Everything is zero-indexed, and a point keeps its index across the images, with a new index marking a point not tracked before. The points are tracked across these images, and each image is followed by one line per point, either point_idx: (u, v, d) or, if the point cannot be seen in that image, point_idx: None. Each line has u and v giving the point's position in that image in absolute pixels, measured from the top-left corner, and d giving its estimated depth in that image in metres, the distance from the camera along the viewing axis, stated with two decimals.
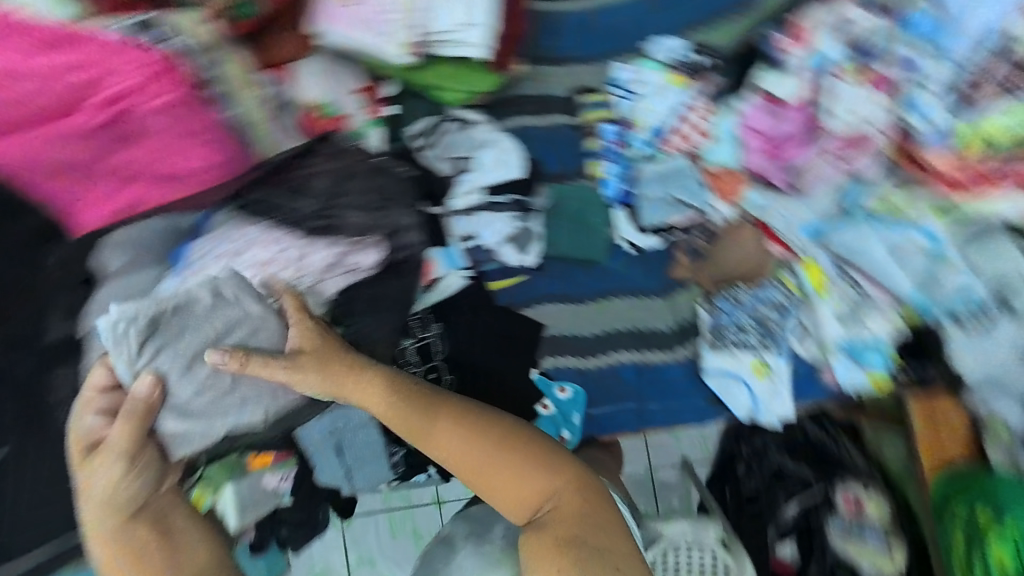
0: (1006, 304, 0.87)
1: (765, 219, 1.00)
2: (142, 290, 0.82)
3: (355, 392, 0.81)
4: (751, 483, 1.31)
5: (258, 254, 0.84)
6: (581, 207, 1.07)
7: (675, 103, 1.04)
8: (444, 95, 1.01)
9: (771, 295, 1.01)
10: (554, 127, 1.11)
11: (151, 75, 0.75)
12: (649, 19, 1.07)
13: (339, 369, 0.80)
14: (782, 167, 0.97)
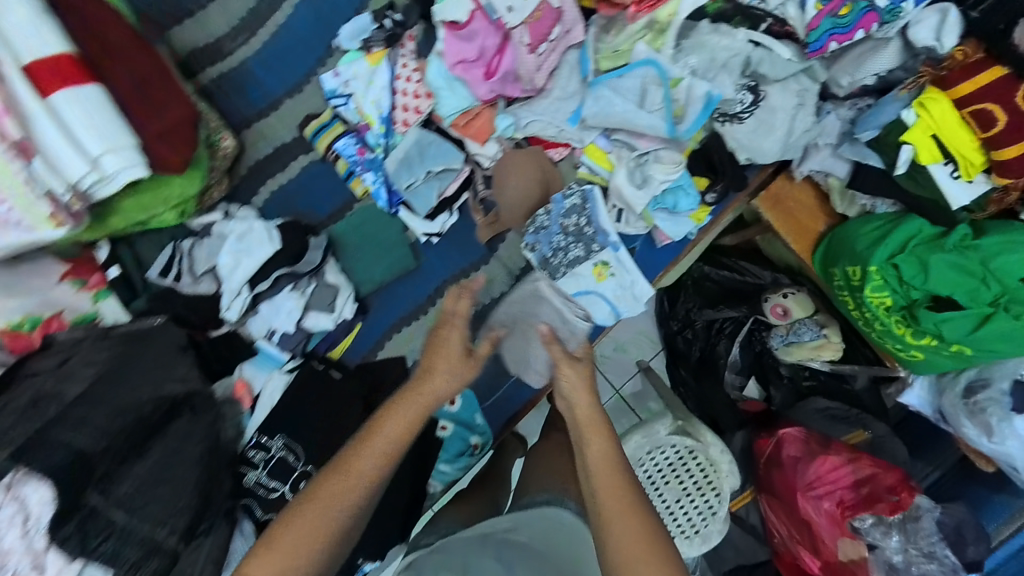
0: (753, 77, 0.88)
1: (529, 133, 0.98)
2: None
3: (385, 446, 0.69)
4: (697, 347, 1.38)
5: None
6: (366, 231, 1.03)
7: (384, 82, 0.98)
8: (157, 221, 0.89)
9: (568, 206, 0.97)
10: (302, 171, 1.06)
11: None
12: (332, 17, 1.06)
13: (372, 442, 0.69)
14: (507, 80, 0.93)
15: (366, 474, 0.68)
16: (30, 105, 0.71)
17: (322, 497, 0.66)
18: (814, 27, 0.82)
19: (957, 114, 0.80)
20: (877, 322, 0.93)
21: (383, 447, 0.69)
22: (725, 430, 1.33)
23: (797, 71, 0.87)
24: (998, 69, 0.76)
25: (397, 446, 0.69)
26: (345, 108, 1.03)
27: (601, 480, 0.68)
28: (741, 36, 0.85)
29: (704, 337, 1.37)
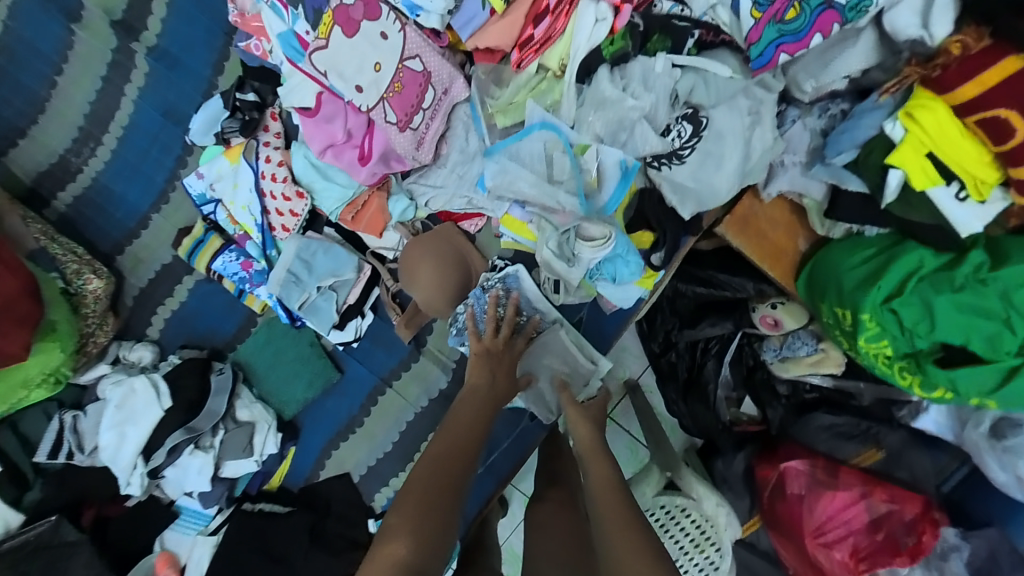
0: (688, 106, 0.68)
1: (435, 208, 0.81)
2: None
3: (449, 468, 0.62)
4: (682, 367, 1.04)
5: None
6: (269, 359, 0.88)
7: (250, 185, 0.83)
8: (30, 398, 0.79)
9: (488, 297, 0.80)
10: (185, 297, 0.91)
11: None
12: (182, 103, 0.87)
13: (420, 472, 0.61)
14: (387, 159, 0.76)
15: (433, 501, 0.58)
16: None
17: (401, 520, 0.56)
18: (754, 38, 0.62)
19: (956, 124, 0.60)
20: (880, 369, 0.76)
21: (447, 474, 0.61)
22: (722, 454, 1.05)
23: (741, 89, 0.66)
24: (1014, 59, 0.55)
25: (456, 474, 0.61)
26: (219, 215, 0.88)
27: (614, 510, 0.62)
28: (661, 64, 0.66)
29: (687, 357, 1.04)
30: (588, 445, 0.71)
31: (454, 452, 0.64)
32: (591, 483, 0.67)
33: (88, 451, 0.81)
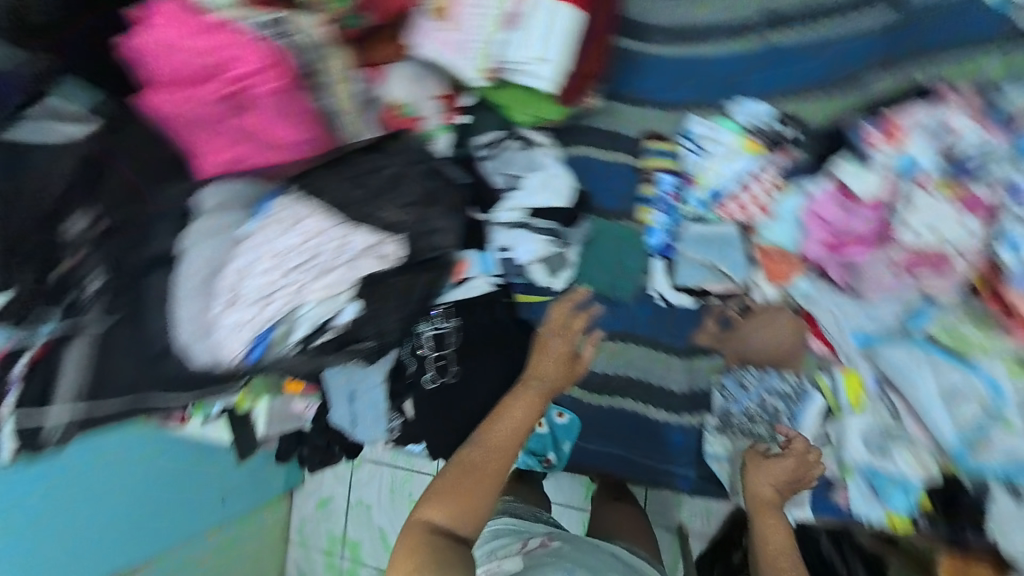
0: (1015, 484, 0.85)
1: (808, 310, 0.98)
2: (208, 233, 0.78)
3: (502, 445, 0.92)
4: None
5: (275, 238, 0.78)
6: (613, 247, 1.13)
7: (735, 170, 1.04)
8: (514, 116, 1.11)
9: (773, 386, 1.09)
10: (615, 163, 1.15)
11: (262, 67, 0.76)
12: (750, 77, 1.03)
13: (478, 449, 0.92)
14: (837, 261, 0.92)
15: (481, 481, 0.89)
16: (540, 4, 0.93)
17: (451, 489, 0.88)
18: None
19: None
20: None
21: (496, 454, 0.91)
22: None
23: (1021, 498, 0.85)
24: None
25: (504, 449, 0.92)
26: (692, 156, 1.09)
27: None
28: None
29: None
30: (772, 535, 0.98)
31: (504, 426, 0.94)
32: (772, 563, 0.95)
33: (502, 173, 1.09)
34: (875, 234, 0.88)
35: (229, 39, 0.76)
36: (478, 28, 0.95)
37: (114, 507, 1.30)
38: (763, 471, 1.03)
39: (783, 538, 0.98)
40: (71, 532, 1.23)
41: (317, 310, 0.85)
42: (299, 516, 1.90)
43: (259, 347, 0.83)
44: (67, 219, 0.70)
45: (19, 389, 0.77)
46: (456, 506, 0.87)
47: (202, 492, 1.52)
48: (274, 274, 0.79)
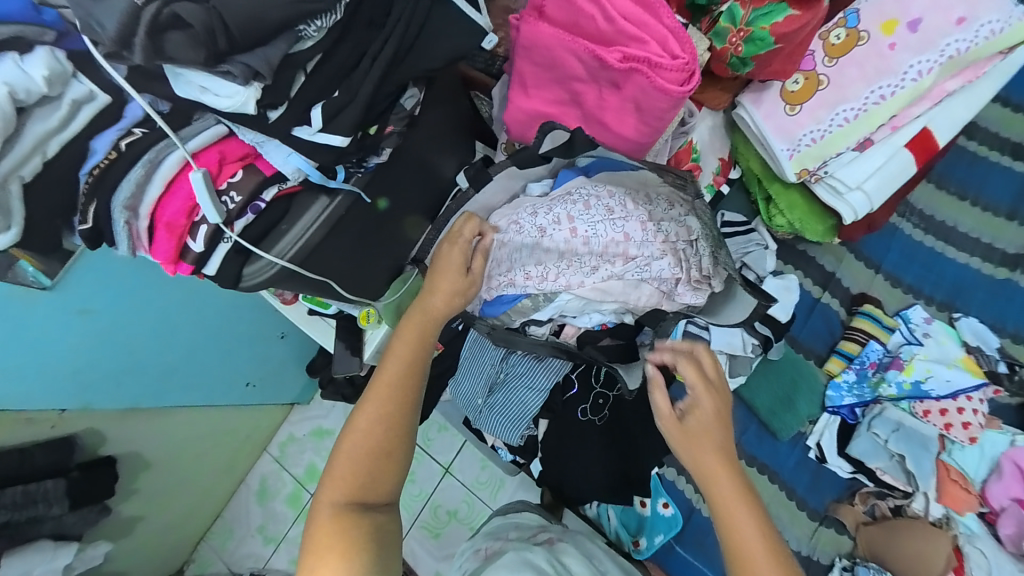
0: None
1: (963, 548, 0.94)
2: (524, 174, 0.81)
3: (397, 373, 0.75)
4: None
5: (594, 219, 0.76)
6: (796, 381, 1.08)
7: (954, 382, 1.00)
8: (773, 216, 1.08)
9: None
10: (820, 302, 1.15)
11: (677, 65, 0.73)
12: (981, 299, 1.13)
13: (388, 374, 0.75)
14: (1022, 519, 0.91)
15: (384, 416, 0.74)
16: (894, 140, 0.91)
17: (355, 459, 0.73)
18: None
19: None
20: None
21: (389, 397, 0.74)
22: None
23: None
24: None
25: (393, 395, 0.75)
26: (905, 342, 1.08)
27: None
28: None
29: None
30: None
31: (406, 362, 0.76)
32: None
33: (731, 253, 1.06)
34: None
35: (671, 31, 0.74)
36: (841, 125, 0.90)
37: (168, 348, 1.16)
38: (693, 437, 0.73)
39: (733, 486, 0.70)
40: (117, 349, 1.06)
41: (573, 307, 0.81)
42: (288, 432, 1.78)
43: (499, 306, 0.82)
44: (408, 96, 0.72)
45: (256, 214, 0.70)
46: (361, 475, 0.73)
47: (233, 370, 1.39)
48: (566, 251, 0.77)
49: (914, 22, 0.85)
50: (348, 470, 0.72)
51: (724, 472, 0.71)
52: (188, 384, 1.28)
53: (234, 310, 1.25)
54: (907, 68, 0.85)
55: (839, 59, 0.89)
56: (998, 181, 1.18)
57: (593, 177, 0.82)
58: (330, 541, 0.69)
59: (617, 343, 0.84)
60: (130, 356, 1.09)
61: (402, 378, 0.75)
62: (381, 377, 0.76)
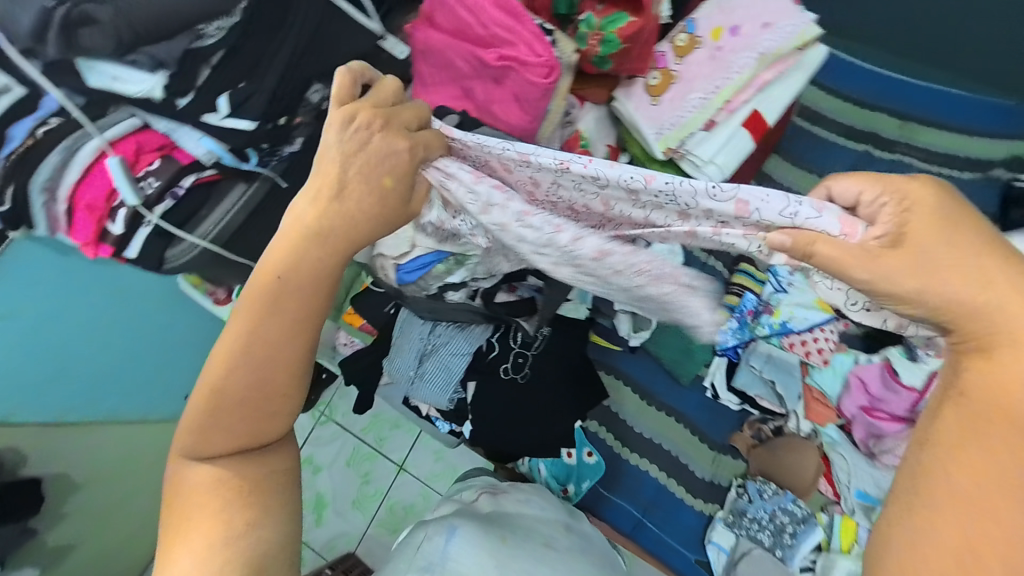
0: None
1: (828, 455, 1.11)
2: None
3: (277, 284, 0.62)
4: None
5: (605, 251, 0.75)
6: (694, 334, 1.22)
7: (810, 318, 1.18)
8: None
9: (789, 505, 1.07)
10: (707, 265, 1.33)
11: (539, 62, 0.87)
12: None
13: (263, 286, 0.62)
14: (867, 424, 1.08)
15: (245, 366, 0.64)
16: (733, 120, 1.11)
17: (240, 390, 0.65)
18: None
19: None
20: None
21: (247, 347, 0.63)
22: None
23: None
24: None
25: (252, 346, 0.63)
26: (774, 291, 1.25)
27: None
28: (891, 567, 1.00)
29: None
30: None
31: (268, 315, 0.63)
32: None
33: None
34: (906, 414, 1.05)
35: (535, 35, 0.88)
36: (692, 111, 1.10)
37: (99, 354, 1.15)
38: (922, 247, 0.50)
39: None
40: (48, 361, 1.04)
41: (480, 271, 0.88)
42: None
43: (413, 272, 0.87)
44: (313, 91, 0.82)
45: (176, 200, 0.77)
46: (223, 427, 0.66)
47: (166, 378, 1.37)
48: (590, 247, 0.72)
49: (734, 30, 1.10)
50: (225, 404, 0.66)
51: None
52: (117, 392, 1.25)
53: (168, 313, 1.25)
54: (734, 63, 1.09)
55: (684, 57, 1.13)
56: (837, 158, 1.46)
57: None
58: (197, 495, 0.67)
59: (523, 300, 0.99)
60: (54, 366, 1.06)
61: (287, 294, 0.62)
62: (259, 286, 0.62)
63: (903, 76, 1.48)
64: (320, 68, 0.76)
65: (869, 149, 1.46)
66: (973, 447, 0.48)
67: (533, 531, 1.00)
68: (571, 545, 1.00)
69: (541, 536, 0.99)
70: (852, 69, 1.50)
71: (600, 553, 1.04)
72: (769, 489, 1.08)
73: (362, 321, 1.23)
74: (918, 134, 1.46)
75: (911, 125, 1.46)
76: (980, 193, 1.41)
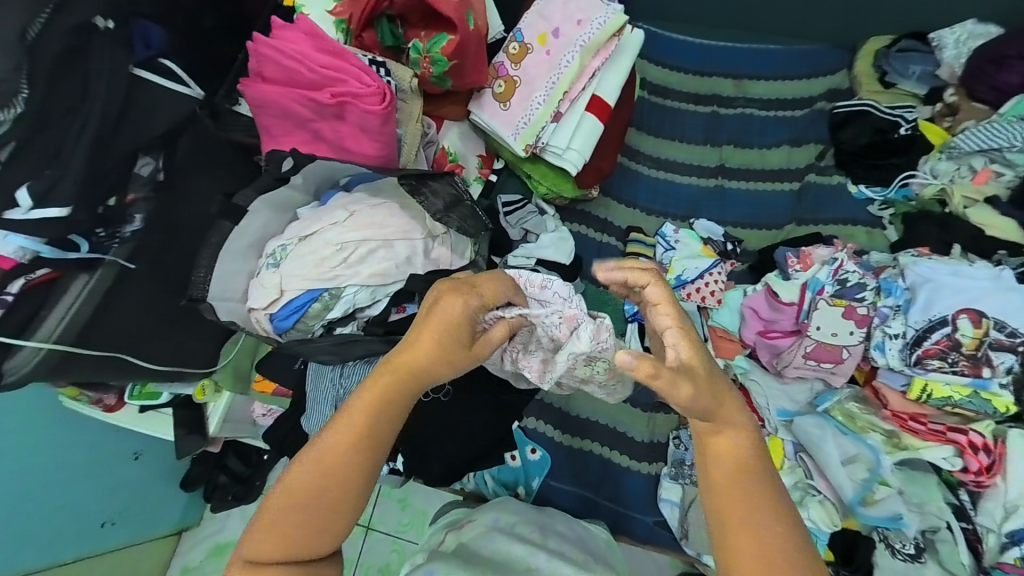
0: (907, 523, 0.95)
1: (745, 385, 1.16)
2: (276, 203, 0.90)
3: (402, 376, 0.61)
4: None
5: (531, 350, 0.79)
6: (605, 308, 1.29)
7: (700, 266, 1.29)
8: (536, 186, 1.34)
9: None
10: (604, 244, 1.41)
11: (371, 91, 0.92)
12: (706, 207, 1.50)
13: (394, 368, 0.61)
14: (767, 346, 1.17)
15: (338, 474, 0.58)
16: (577, 108, 1.25)
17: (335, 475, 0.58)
18: (1001, 568, 0.90)
19: None
20: None
21: (349, 452, 0.58)
22: None
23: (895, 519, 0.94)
24: None
25: (349, 451, 0.59)
26: (665, 251, 1.35)
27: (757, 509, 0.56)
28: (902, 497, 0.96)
29: None
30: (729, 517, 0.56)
31: (374, 421, 0.59)
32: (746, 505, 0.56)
33: (514, 224, 1.29)
34: (794, 327, 1.15)
35: (363, 70, 0.95)
36: (539, 107, 1.21)
37: None
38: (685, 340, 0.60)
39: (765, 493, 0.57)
40: None
41: (362, 298, 0.86)
42: (179, 563, 1.46)
43: (289, 316, 0.84)
44: (142, 164, 0.83)
45: (6, 308, 0.72)
46: (292, 517, 0.57)
47: (69, 519, 1.15)
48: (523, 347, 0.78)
49: (555, 33, 1.24)
50: (313, 481, 0.58)
51: (770, 510, 0.55)
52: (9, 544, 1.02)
53: (72, 434, 1.09)
54: (562, 61, 1.22)
55: (521, 63, 1.24)
56: (692, 122, 1.61)
57: (354, 189, 0.95)
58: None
59: (405, 315, 0.88)
60: None
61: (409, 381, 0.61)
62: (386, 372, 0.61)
63: (726, 44, 1.69)
64: (137, 138, 0.80)
65: (716, 109, 1.63)
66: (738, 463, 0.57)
67: (506, 553, 0.79)
68: (557, 552, 0.81)
69: (520, 562, 0.78)
70: (683, 46, 1.70)
71: (582, 547, 0.86)
72: None
73: (275, 386, 1.10)
74: (751, 89, 1.65)
75: (743, 82, 1.66)
76: (815, 126, 1.58)
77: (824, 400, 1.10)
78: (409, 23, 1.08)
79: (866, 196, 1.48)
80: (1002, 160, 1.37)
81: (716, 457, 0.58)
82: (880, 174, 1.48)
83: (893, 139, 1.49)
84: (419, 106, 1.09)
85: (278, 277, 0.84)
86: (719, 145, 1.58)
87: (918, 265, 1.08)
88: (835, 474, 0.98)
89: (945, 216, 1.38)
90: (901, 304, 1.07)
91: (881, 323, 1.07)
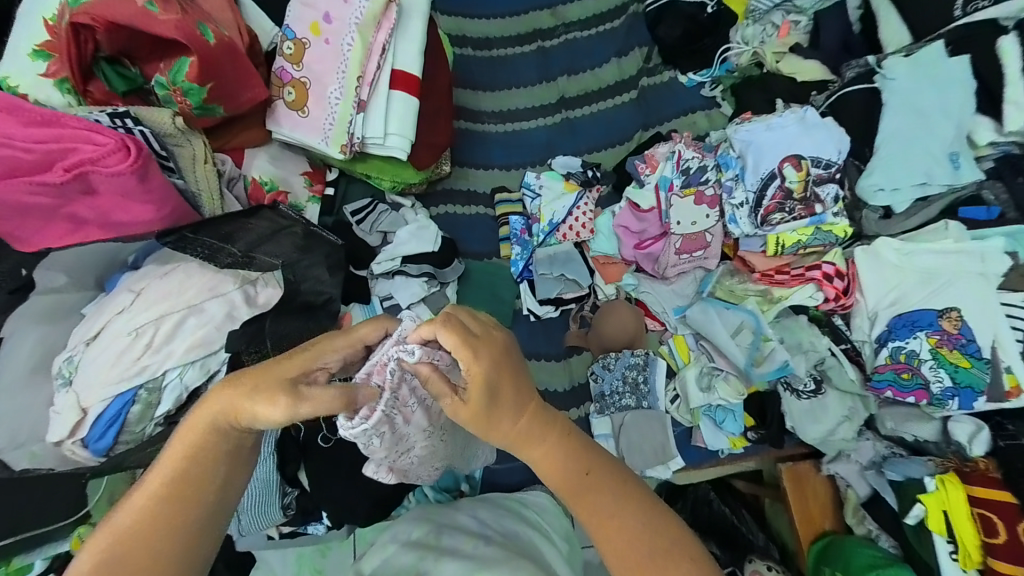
0: (814, 371, 1.02)
1: (640, 299, 1.19)
2: None
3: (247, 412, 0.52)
4: None
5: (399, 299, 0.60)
6: (493, 276, 1.25)
7: (566, 205, 1.28)
8: (379, 183, 1.26)
9: (631, 360, 1.11)
10: (475, 216, 1.36)
11: (109, 149, 0.78)
12: (559, 143, 1.49)
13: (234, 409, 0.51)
14: (644, 256, 1.19)
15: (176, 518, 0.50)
16: (381, 88, 1.16)
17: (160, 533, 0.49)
18: (879, 371, 0.99)
19: (969, 507, 0.86)
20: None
21: (179, 500, 0.50)
22: None
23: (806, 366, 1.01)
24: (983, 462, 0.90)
25: (184, 505, 0.50)
26: (532, 201, 1.31)
27: (599, 491, 0.55)
28: (811, 343, 1.03)
29: None
30: (572, 487, 0.55)
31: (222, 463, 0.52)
32: (595, 490, 0.55)
33: (370, 230, 1.21)
34: (660, 229, 1.18)
35: (91, 129, 0.80)
36: (337, 102, 1.12)
37: None
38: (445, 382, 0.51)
39: (627, 507, 0.55)
40: None
41: (192, 377, 0.76)
42: None
43: (105, 431, 0.73)
44: None
45: None
46: None
47: None
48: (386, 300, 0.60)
49: (327, 20, 1.14)
50: (130, 542, 0.49)
51: (614, 488, 0.55)
52: None
53: None
54: (343, 46, 1.13)
55: (303, 61, 1.13)
56: (521, 65, 1.57)
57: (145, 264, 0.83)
58: None
59: None
60: None
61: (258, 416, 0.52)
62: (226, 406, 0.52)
63: None
64: None
65: (538, 44, 1.59)
66: (563, 467, 0.55)
67: None
68: (484, 533, 0.77)
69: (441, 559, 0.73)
70: None
71: (513, 518, 0.83)
72: (611, 359, 1.11)
73: None
74: (567, 14, 1.62)
75: (556, 9, 1.63)
76: (634, 30, 1.59)
77: (706, 285, 1.14)
78: (140, 59, 0.93)
79: (695, 82, 1.52)
80: (795, 9, 1.46)
81: (555, 462, 0.55)
82: (701, 56, 1.52)
83: (702, 19, 1.52)
84: (203, 144, 0.96)
85: (78, 390, 0.73)
86: (553, 79, 1.56)
87: (740, 132, 1.12)
88: (729, 347, 1.04)
89: (764, 76, 1.45)
90: (739, 173, 1.12)
91: (727, 197, 1.12)
